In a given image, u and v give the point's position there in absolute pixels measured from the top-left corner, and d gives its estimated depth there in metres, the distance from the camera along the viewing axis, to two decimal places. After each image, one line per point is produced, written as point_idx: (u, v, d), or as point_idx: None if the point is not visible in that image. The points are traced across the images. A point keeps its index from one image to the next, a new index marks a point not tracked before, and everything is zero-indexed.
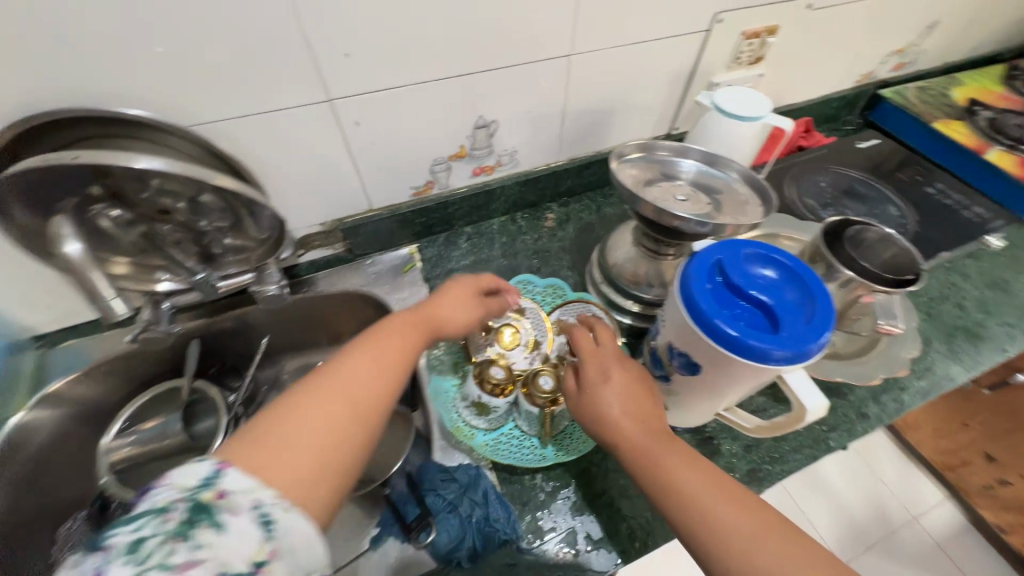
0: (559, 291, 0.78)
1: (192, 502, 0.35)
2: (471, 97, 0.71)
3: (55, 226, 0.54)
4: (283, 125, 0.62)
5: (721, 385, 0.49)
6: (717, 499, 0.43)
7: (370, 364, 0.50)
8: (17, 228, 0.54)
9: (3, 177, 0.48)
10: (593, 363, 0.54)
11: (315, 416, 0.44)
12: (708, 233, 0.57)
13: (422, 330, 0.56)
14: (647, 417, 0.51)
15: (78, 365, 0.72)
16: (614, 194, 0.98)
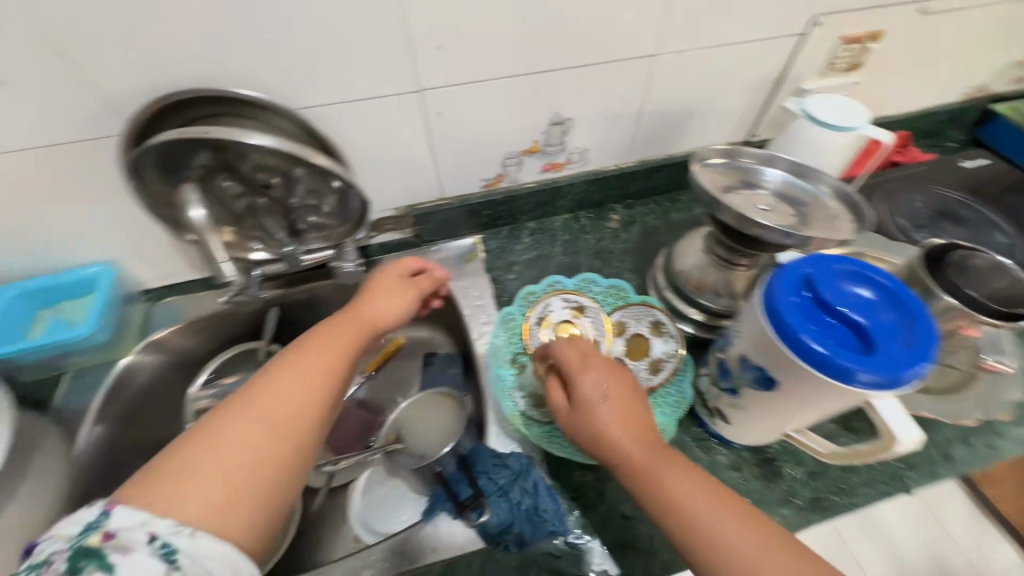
0: (622, 292, 0.73)
1: (76, 549, 0.37)
2: (551, 94, 0.71)
3: (185, 195, 0.61)
4: (375, 113, 0.65)
5: (796, 405, 0.47)
6: (711, 508, 0.43)
7: (295, 381, 0.49)
8: (152, 192, 0.62)
9: (147, 147, 0.55)
10: (586, 379, 0.52)
11: (233, 435, 0.44)
12: (792, 245, 0.55)
13: (352, 343, 0.56)
14: (641, 434, 0.49)
15: (180, 319, 0.80)
16: (681, 200, 0.96)
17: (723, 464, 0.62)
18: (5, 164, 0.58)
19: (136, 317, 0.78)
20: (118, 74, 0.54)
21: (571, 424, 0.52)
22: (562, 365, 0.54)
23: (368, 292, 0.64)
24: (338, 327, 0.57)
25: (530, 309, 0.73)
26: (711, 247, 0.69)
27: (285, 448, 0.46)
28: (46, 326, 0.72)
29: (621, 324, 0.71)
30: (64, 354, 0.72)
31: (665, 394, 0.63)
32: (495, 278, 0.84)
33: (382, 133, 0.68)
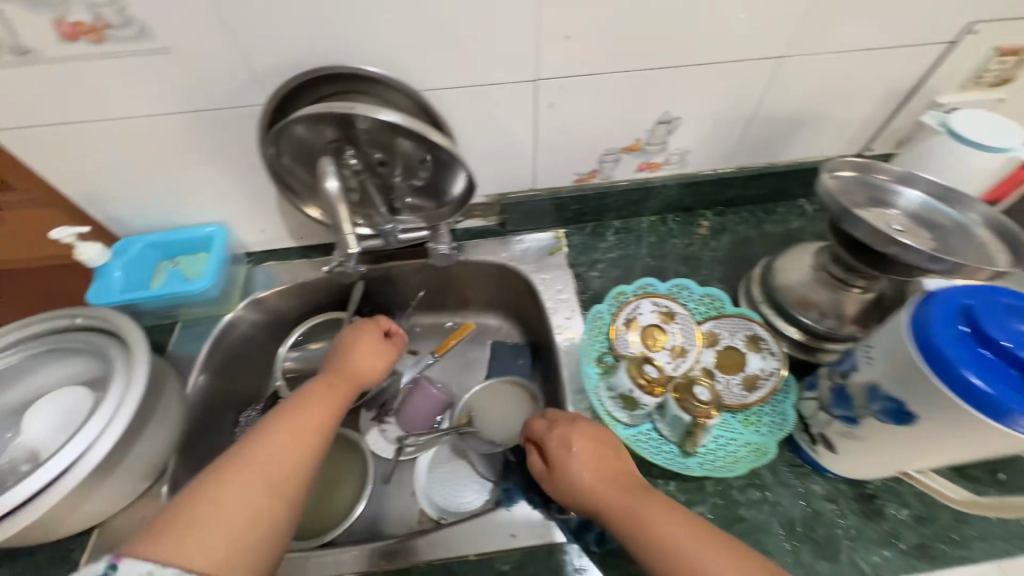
0: (718, 302, 0.70)
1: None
2: (664, 90, 0.69)
3: (322, 167, 0.61)
4: (489, 98, 0.66)
5: (934, 443, 0.44)
6: (686, 539, 0.46)
7: (287, 433, 0.55)
8: (278, 163, 0.65)
9: (286, 121, 0.57)
10: (553, 446, 0.57)
11: (230, 486, 0.49)
12: (936, 270, 0.50)
13: (337, 399, 0.62)
14: (617, 485, 0.53)
15: (277, 282, 0.84)
16: (777, 211, 0.91)
17: (818, 493, 0.58)
18: (156, 124, 0.63)
19: (240, 276, 0.83)
20: (266, 47, 0.57)
21: (553, 487, 0.57)
22: (534, 434, 0.61)
23: (352, 349, 0.70)
24: (326, 386, 0.63)
25: (618, 311, 0.72)
26: (824, 263, 0.67)
27: (278, 493, 0.51)
28: (166, 278, 0.77)
29: (713, 335, 0.68)
30: (177, 305, 0.76)
31: (758, 413, 0.61)
32: (578, 274, 0.83)
33: (492, 120, 0.69)
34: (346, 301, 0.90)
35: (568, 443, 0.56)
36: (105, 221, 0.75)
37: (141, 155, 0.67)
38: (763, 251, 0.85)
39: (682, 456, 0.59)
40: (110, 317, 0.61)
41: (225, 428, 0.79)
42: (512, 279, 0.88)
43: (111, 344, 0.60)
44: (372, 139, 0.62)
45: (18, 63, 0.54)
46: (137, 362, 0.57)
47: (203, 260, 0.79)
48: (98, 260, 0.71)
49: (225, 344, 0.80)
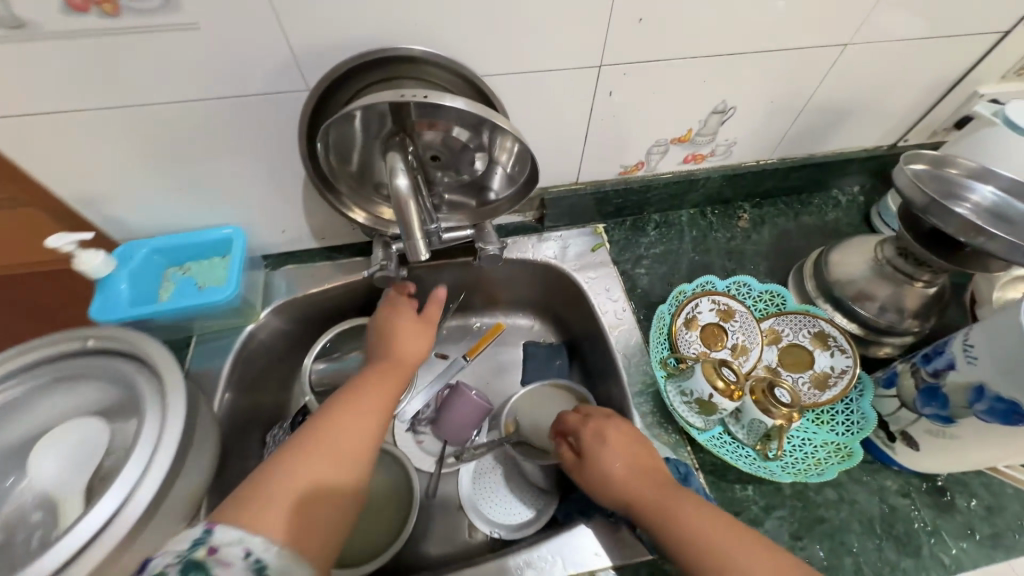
0: (779, 298, 0.69)
1: (187, 561, 0.36)
2: (725, 78, 0.66)
3: (392, 163, 0.50)
4: (547, 86, 0.61)
5: None
6: (719, 535, 0.46)
7: (354, 415, 0.53)
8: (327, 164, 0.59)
9: (330, 119, 0.50)
10: (586, 437, 0.57)
11: (308, 464, 0.47)
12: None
13: (394, 380, 0.60)
14: (649, 478, 0.53)
15: (301, 286, 0.77)
16: (812, 203, 0.91)
17: (891, 488, 0.58)
18: (175, 112, 0.55)
19: (260, 281, 0.75)
20: (312, 25, 0.50)
21: (587, 480, 0.57)
22: (567, 426, 0.60)
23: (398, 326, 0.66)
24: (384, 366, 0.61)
25: (677, 309, 0.68)
26: (875, 252, 0.68)
27: (352, 472, 0.49)
28: (175, 288, 0.69)
29: (775, 332, 0.68)
30: (195, 318, 0.68)
31: (831, 412, 0.60)
32: (623, 271, 0.80)
33: (549, 108, 0.64)
34: (373, 305, 0.84)
35: (603, 434, 0.57)
36: (104, 223, 0.66)
37: (153, 148, 0.59)
38: (804, 244, 0.85)
39: (762, 460, 0.58)
40: (134, 339, 0.53)
41: (252, 448, 0.72)
42: (551, 278, 0.84)
43: (138, 372, 0.53)
44: (423, 131, 0.55)
45: (11, 38, 0.45)
46: (172, 394, 0.50)
47: (219, 267, 0.71)
48: (102, 271, 0.62)
49: (246, 356, 0.72)
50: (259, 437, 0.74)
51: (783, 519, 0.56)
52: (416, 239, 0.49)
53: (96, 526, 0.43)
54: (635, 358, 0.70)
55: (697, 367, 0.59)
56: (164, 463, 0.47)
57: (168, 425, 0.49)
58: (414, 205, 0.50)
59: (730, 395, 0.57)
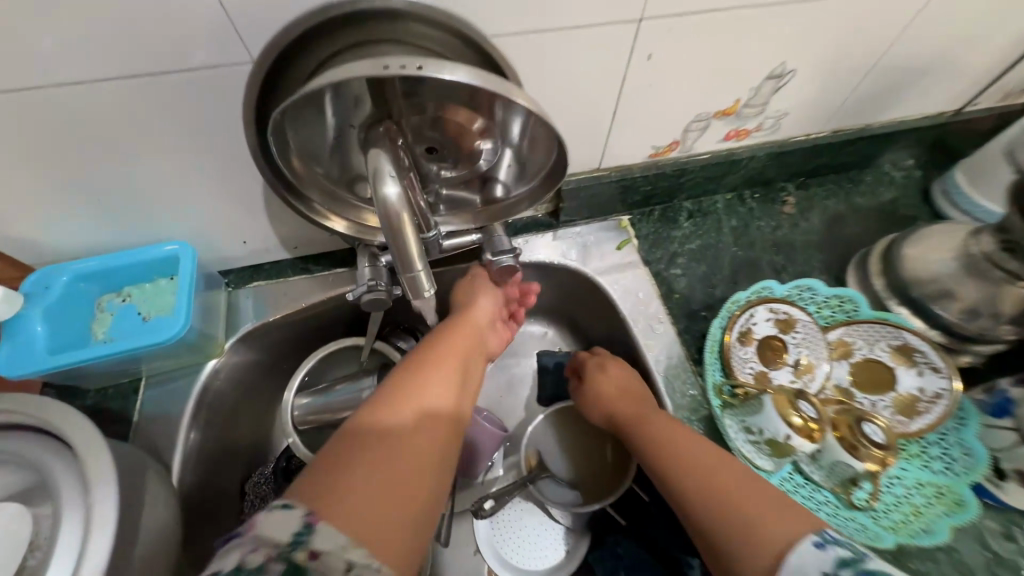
0: (850, 303, 0.58)
1: (283, 563, 0.28)
2: (788, 32, 0.53)
3: (374, 162, 0.37)
4: (569, 49, 0.47)
5: None
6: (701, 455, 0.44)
7: (442, 368, 0.45)
8: (285, 162, 0.44)
9: (283, 104, 0.35)
10: (590, 364, 0.61)
11: (403, 416, 0.38)
12: None
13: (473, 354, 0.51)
14: (640, 402, 0.54)
15: (271, 309, 0.64)
16: (863, 181, 0.79)
17: (994, 531, 0.48)
18: (76, 93, 0.41)
19: (221, 305, 0.62)
20: None
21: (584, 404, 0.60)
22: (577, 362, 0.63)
23: (468, 286, 0.60)
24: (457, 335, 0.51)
25: (729, 322, 0.57)
26: (965, 244, 0.56)
27: (443, 451, 0.39)
28: (113, 320, 0.55)
29: (844, 344, 0.56)
30: (140, 358, 0.55)
31: (922, 444, 0.50)
32: (656, 273, 0.68)
33: (570, 77, 0.50)
34: (362, 322, 0.71)
35: (605, 365, 0.60)
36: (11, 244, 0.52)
37: (54, 143, 0.44)
38: (859, 230, 0.73)
39: (846, 508, 0.47)
40: (41, 410, 0.40)
41: (226, 501, 0.61)
42: (567, 284, 0.70)
43: (52, 453, 0.40)
44: (411, 113, 0.41)
45: None
46: (94, 483, 0.37)
47: (166, 292, 0.57)
48: (8, 309, 0.48)
49: (209, 398, 0.59)
50: (239, 488, 0.63)
51: None
52: (417, 273, 0.36)
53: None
54: (678, 380, 0.59)
55: (767, 399, 0.49)
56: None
57: (90, 527, 0.36)
58: (411, 227, 0.36)
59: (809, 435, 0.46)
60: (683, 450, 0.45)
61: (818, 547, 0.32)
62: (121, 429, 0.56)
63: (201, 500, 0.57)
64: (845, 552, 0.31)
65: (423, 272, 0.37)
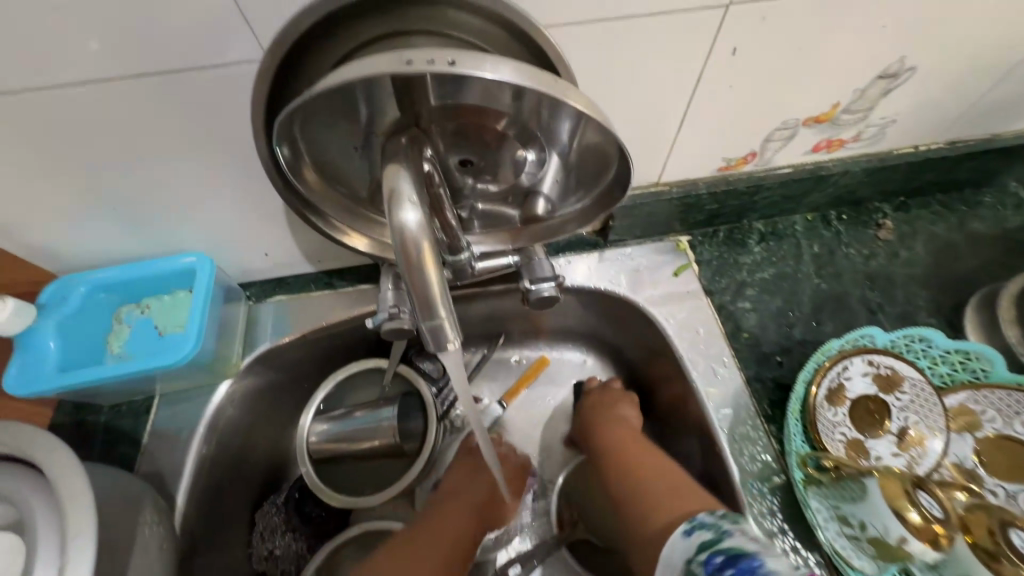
0: (976, 360, 0.46)
1: None
2: (914, 20, 0.42)
3: (393, 180, 0.30)
4: (634, 43, 0.39)
5: None
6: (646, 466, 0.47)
7: (426, 541, 0.50)
8: (300, 173, 0.39)
9: (290, 108, 0.30)
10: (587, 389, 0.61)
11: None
12: None
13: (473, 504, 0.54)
14: (614, 418, 0.55)
15: (292, 326, 0.59)
16: (982, 201, 0.65)
17: None
18: (84, 93, 0.38)
19: (239, 320, 0.58)
20: None
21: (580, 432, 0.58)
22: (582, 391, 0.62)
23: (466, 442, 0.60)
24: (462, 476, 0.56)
25: (819, 375, 0.46)
26: None
27: None
28: (129, 334, 0.52)
29: (967, 414, 0.45)
30: (152, 377, 0.51)
31: None
32: (720, 306, 0.58)
33: (632, 74, 0.42)
34: (385, 343, 0.65)
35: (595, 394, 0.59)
36: (30, 252, 0.50)
37: (66, 147, 0.41)
38: (978, 262, 0.60)
39: None
40: (25, 442, 0.36)
41: (235, 532, 0.57)
42: (615, 313, 0.61)
43: (35, 491, 0.35)
44: (443, 118, 0.34)
45: None
46: (72, 527, 0.33)
47: (183, 305, 0.53)
48: (18, 325, 0.46)
49: (222, 419, 0.56)
50: (249, 517, 0.58)
51: None
52: (443, 321, 0.30)
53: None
54: (747, 440, 0.49)
55: (876, 483, 0.39)
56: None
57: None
58: (432, 260, 0.29)
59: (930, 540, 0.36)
60: (636, 458, 0.49)
61: (686, 535, 0.34)
62: (133, 448, 0.53)
63: (208, 530, 0.53)
64: (707, 537, 0.32)
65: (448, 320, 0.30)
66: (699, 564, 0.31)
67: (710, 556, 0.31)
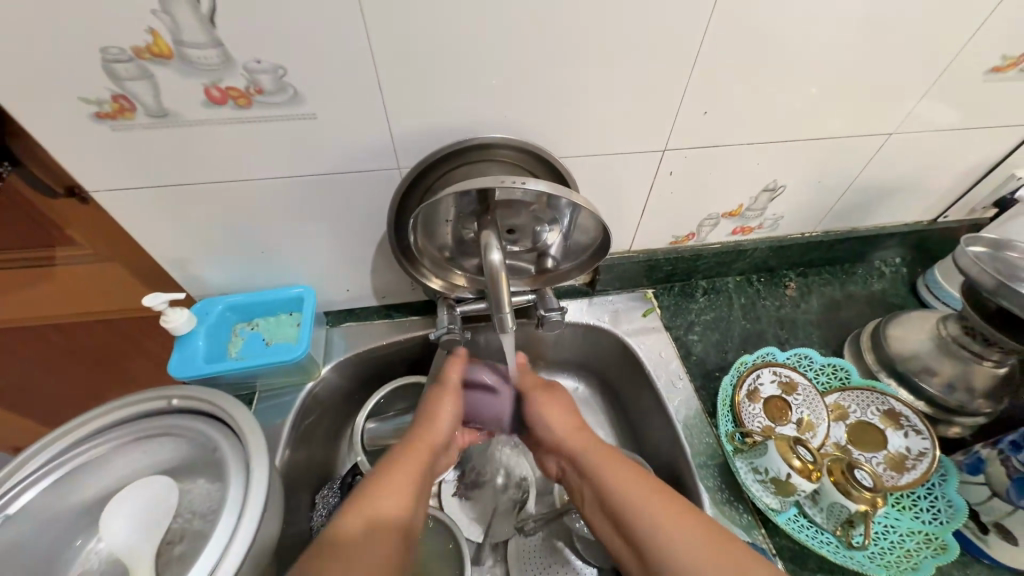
0: (842, 371, 0.70)
1: None
2: (779, 162, 0.70)
3: (485, 240, 0.54)
4: (612, 167, 0.66)
5: None
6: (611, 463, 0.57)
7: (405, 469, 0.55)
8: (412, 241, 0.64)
9: (425, 206, 0.54)
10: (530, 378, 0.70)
11: (371, 526, 0.47)
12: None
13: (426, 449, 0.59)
14: (583, 433, 0.62)
15: (359, 344, 0.79)
16: (856, 273, 0.92)
17: None
18: (274, 184, 0.59)
19: (321, 337, 0.77)
20: (412, 111, 0.55)
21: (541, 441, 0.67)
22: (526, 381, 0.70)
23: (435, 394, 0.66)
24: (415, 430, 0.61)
25: (738, 381, 0.69)
26: (937, 329, 0.67)
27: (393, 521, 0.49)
28: (244, 343, 0.70)
29: (841, 407, 0.67)
30: (261, 374, 0.69)
31: (912, 497, 0.59)
32: (676, 337, 0.81)
33: (611, 183, 0.68)
34: (424, 363, 0.84)
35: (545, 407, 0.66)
36: (187, 279, 0.70)
37: (245, 215, 0.63)
38: (853, 314, 0.85)
39: (847, 549, 0.55)
40: (213, 398, 0.54)
41: (303, 510, 0.71)
42: (600, 344, 0.82)
43: (220, 435, 0.53)
44: (502, 208, 0.58)
45: (154, 124, 0.50)
46: (254, 463, 0.50)
47: (287, 323, 0.73)
48: (184, 327, 0.65)
49: (306, 413, 0.73)
50: (309, 498, 0.73)
51: None
52: (506, 313, 0.54)
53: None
54: (696, 429, 0.69)
55: (770, 444, 0.58)
56: (246, 538, 0.46)
57: (251, 491, 0.49)
58: (505, 279, 0.53)
59: (808, 475, 0.55)
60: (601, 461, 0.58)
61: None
62: None
63: (288, 499, 0.68)
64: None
65: (509, 311, 0.54)
66: None
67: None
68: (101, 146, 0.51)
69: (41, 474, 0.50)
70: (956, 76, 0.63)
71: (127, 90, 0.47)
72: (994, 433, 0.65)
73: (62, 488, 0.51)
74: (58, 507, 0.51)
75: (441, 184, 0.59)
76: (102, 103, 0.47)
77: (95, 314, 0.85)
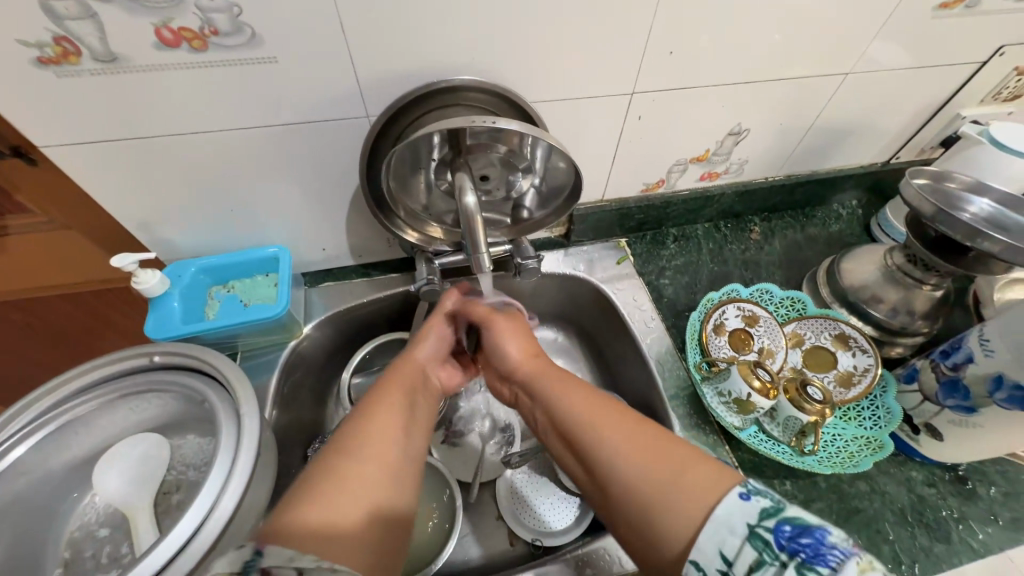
0: (800, 303, 0.75)
1: None
2: (743, 105, 0.72)
3: (460, 184, 0.55)
4: (583, 113, 0.67)
5: (1003, 432, 0.53)
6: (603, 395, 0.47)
7: (389, 404, 0.48)
8: (387, 191, 0.64)
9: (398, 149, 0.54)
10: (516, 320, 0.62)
11: (359, 489, 0.40)
12: (1001, 267, 0.59)
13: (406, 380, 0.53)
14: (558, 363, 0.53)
15: (339, 303, 0.79)
16: (816, 216, 0.97)
17: (918, 479, 0.63)
18: (239, 137, 0.57)
19: (301, 298, 0.78)
20: (378, 56, 0.54)
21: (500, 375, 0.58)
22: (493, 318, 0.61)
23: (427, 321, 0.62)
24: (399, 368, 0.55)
25: (705, 316, 0.73)
26: (884, 259, 0.73)
27: (369, 471, 0.41)
28: (220, 305, 0.70)
29: (797, 335, 0.73)
30: (241, 334, 0.69)
31: (858, 409, 0.66)
32: (649, 282, 0.84)
33: (581, 130, 0.69)
34: (406, 319, 0.85)
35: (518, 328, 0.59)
36: (155, 244, 0.69)
37: (210, 172, 0.61)
38: (811, 254, 0.91)
39: (799, 455, 0.62)
40: (199, 352, 0.54)
41: (295, 462, 0.73)
42: (577, 292, 0.85)
43: (209, 387, 0.54)
44: (476, 153, 0.59)
45: (103, 70, 0.48)
46: (244, 409, 0.51)
47: (264, 284, 0.72)
48: (156, 289, 0.64)
49: (292, 371, 0.75)
50: (302, 452, 0.75)
51: (820, 510, 0.60)
52: (483, 254, 0.55)
53: (173, 550, 0.43)
54: (668, 364, 0.73)
55: (734, 369, 0.63)
56: (240, 485, 0.47)
57: (244, 436, 0.50)
58: (481, 223, 0.55)
59: (767, 394, 0.61)
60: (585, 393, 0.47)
61: (743, 499, 0.34)
62: None
63: (281, 453, 0.70)
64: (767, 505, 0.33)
65: (486, 253, 0.56)
66: (768, 531, 0.32)
67: (782, 523, 0.32)
68: (48, 97, 0.49)
69: (28, 432, 0.50)
70: (908, 14, 0.65)
71: (69, 31, 0.44)
72: (930, 351, 0.73)
73: (52, 445, 0.52)
74: (48, 463, 0.53)
75: (412, 130, 0.59)
76: (44, 46, 0.45)
77: (54, 287, 0.82)
